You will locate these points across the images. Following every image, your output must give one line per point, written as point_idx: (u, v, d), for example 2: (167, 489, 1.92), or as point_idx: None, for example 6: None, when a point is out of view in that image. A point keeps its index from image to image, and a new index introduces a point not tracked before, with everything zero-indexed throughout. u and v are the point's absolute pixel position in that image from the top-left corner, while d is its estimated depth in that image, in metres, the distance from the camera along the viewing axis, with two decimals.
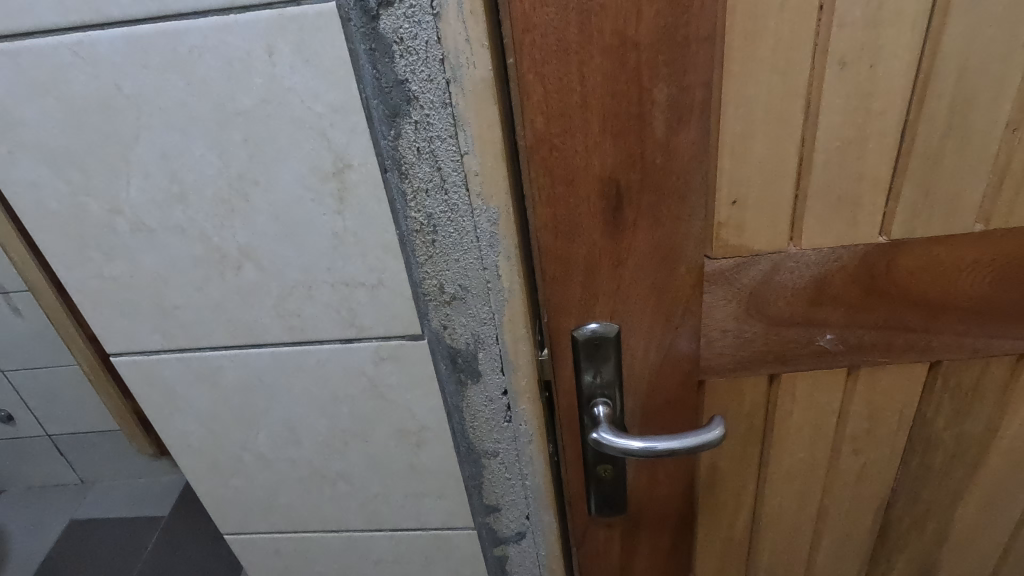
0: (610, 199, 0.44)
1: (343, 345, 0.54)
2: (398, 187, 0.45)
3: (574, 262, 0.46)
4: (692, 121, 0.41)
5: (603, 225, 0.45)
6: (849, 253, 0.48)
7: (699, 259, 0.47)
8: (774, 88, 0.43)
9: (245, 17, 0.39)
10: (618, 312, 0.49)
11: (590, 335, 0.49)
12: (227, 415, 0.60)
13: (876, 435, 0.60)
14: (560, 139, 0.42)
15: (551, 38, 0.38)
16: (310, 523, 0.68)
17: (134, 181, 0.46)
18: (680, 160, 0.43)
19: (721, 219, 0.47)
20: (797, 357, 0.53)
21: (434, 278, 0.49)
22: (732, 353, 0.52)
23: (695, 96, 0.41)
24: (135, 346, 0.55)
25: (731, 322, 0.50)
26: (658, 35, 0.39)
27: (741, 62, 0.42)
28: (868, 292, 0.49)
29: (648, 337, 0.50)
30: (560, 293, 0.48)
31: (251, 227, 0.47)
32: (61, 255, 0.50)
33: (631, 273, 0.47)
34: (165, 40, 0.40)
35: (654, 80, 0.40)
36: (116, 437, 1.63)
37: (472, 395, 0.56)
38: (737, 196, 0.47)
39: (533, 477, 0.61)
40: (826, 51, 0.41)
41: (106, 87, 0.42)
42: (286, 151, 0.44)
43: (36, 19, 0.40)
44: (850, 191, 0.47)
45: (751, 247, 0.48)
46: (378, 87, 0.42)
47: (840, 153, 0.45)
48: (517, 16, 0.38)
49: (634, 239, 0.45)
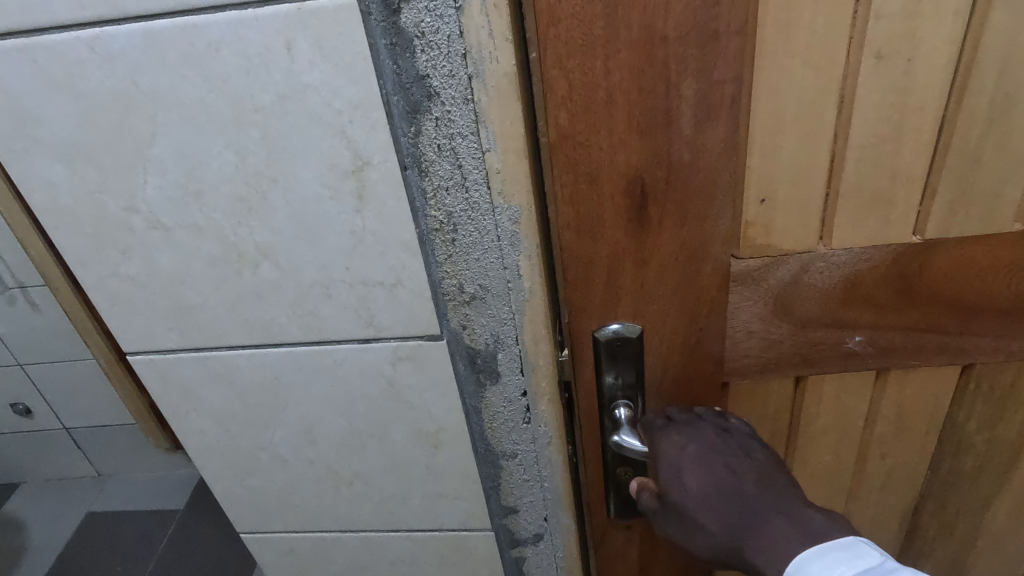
0: (635, 197, 0.43)
1: (360, 345, 0.53)
2: (419, 185, 0.45)
3: (596, 261, 0.45)
4: (721, 117, 0.40)
5: (627, 224, 0.44)
6: (881, 253, 0.47)
7: (726, 259, 0.46)
8: (807, 84, 0.42)
9: (264, 12, 0.38)
10: (640, 312, 0.47)
11: (613, 336, 0.48)
12: (244, 415, 0.59)
13: (905, 440, 0.59)
14: (584, 137, 0.40)
15: (577, 33, 0.37)
16: (326, 523, 0.68)
17: (151, 179, 0.45)
18: (708, 157, 0.41)
19: (749, 218, 0.47)
20: (823, 359, 0.51)
21: (453, 278, 0.49)
22: (756, 355, 0.51)
23: (724, 92, 0.39)
24: (151, 345, 0.55)
25: (757, 323, 0.49)
26: (688, 28, 0.37)
27: (772, 56, 0.41)
28: (899, 294, 0.48)
29: (672, 339, 0.49)
30: (581, 294, 0.47)
31: (268, 226, 0.47)
32: (77, 252, 0.49)
33: (655, 273, 0.46)
34: (182, 35, 0.39)
35: (683, 74, 0.38)
36: (131, 430, 1.64)
37: (491, 397, 0.56)
38: (766, 194, 0.46)
39: (552, 478, 0.61)
40: (862, 44, 0.40)
41: (123, 83, 0.41)
42: (304, 147, 0.43)
43: (53, 14, 0.39)
44: (883, 190, 0.45)
45: (779, 247, 0.47)
46: (398, 83, 0.41)
47: (874, 149, 0.44)
48: (542, 9, 0.37)
49: (659, 238, 0.44)
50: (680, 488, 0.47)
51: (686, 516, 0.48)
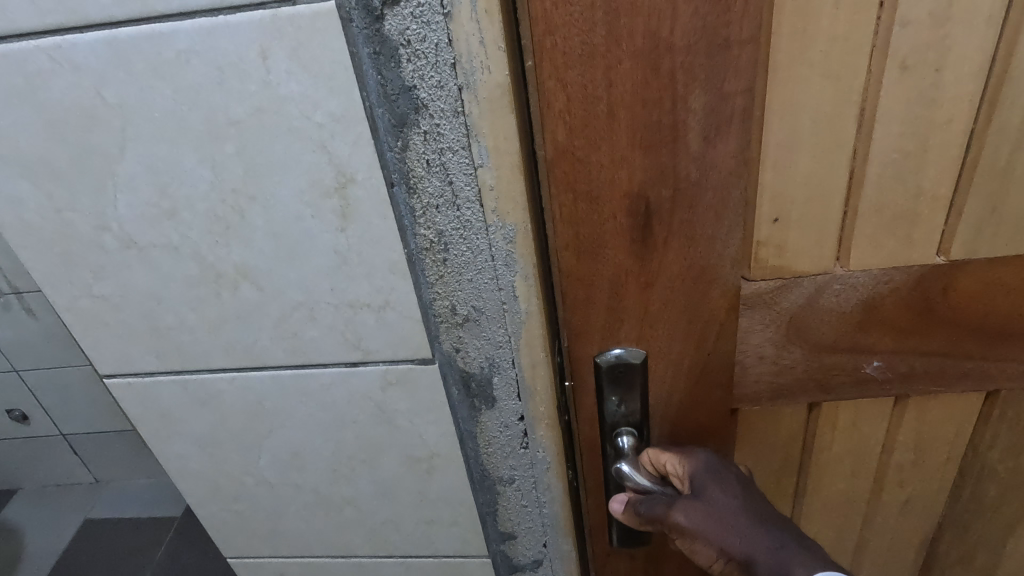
0: (639, 217, 0.39)
1: (347, 369, 0.50)
2: (407, 204, 0.42)
3: (597, 285, 0.42)
4: (732, 132, 0.36)
5: (629, 246, 0.40)
6: (903, 275, 0.43)
7: (737, 281, 0.42)
8: (825, 96, 0.39)
9: (235, 18, 0.35)
10: (645, 337, 0.44)
11: (615, 361, 0.45)
12: (228, 439, 0.56)
13: (924, 468, 0.56)
14: (582, 152, 0.37)
15: (575, 40, 0.34)
16: (316, 548, 0.65)
17: (122, 197, 0.42)
18: (717, 175, 0.38)
19: (760, 238, 0.44)
20: (840, 386, 0.48)
21: (445, 299, 0.46)
22: (769, 382, 0.48)
23: (736, 105, 0.36)
24: (128, 367, 0.52)
25: (770, 348, 0.46)
26: (697, 35, 0.34)
27: (787, 64, 0.38)
28: (922, 319, 0.44)
29: (678, 366, 0.45)
30: (580, 319, 0.43)
31: (248, 245, 0.44)
32: (47, 272, 0.47)
33: (661, 297, 0.42)
34: (150, 44, 0.36)
35: (691, 85, 0.35)
36: (129, 436, 1.61)
37: (487, 421, 0.53)
38: (779, 213, 0.43)
39: (552, 504, 0.58)
40: (886, 52, 0.37)
41: (88, 95, 0.38)
42: (283, 163, 0.40)
43: (10, 22, 0.36)
44: (906, 209, 0.42)
45: (794, 268, 0.44)
46: (383, 95, 0.38)
47: (896, 166, 0.41)
48: (537, 16, 0.33)
49: (664, 261, 0.41)
50: (725, 490, 0.44)
51: (724, 510, 0.43)
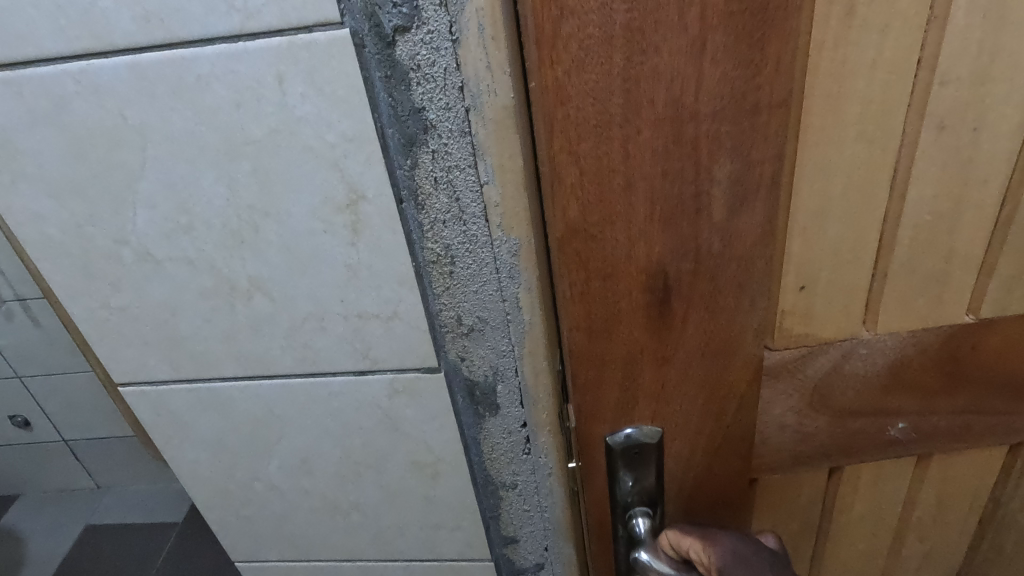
0: (657, 293, 0.35)
1: (356, 377, 0.52)
2: (415, 219, 0.44)
3: (609, 365, 0.38)
4: (758, 202, 0.33)
5: (645, 323, 0.36)
6: (930, 336, 0.43)
7: (758, 352, 0.39)
8: (858, 157, 0.38)
9: (254, 44, 0.37)
10: (660, 415, 0.40)
11: (627, 443, 0.41)
12: (237, 445, 0.58)
13: (944, 521, 0.58)
14: (597, 229, 0.33)
15: (589, 109, 0.30)
16: (322, 552, 0.66)
17: (140, 212, 0.44)
18: (742, 246, 0.34)
19: (786, 306, 0.42)
20: (862, 449, 0.48)
21: (451, 310, 0.48)
22: (790, 449, 0.46)
23: (763, 172, 0.32)
24: (143, 376, 0.53)
25: (792, 416, 0.45)
26: (725, 102, 0.30)
27: (818, 132, 0.37)
28: (947, 377, 0.45)
29: (694, 443, 0.42)
30: (591, 400, 0.40)
31: (261, 259, 0.46)
32: (66, 284, 0.48)
33: (678, 374, 0.39)
34: (171, 68, 0.38)
35: (717, 153, 0.31)
36: (131, 442, 1.62)
37: (490, 428, 0.55)
38: (806, 280, 0.42)
39: (553, 508, 0.60)
40: (923, 113, 0.36)
41: (111, 116, 0.40)
42: (297, 181, 0.42)
43: (38, 47, 0.38)
44: (937, 269, 0.42)
45: (819, 336, 0.43)
46: (394, 116, 0.40)
47: (928, 229, 0.41)
48: (549, 85, 0.30)
49: (683, 337, 0.37)
50: None
51: None
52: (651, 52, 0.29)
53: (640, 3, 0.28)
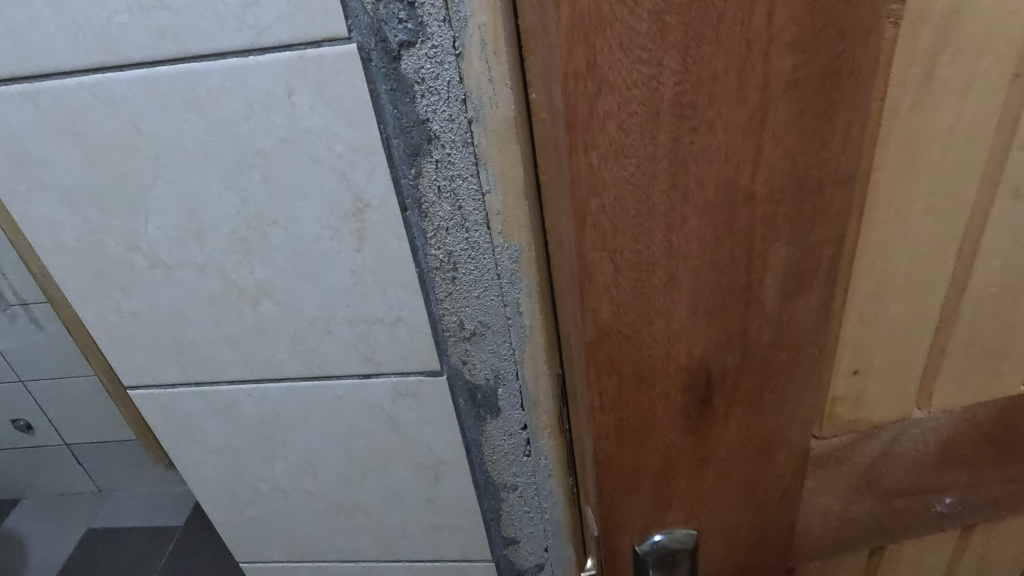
0: (698, 392, 0.30)
1: (360, 380, 0.53)
2: (419, 226, 0.45)
3: (642, 473, 0.33)
4: (814, 290, 0.29)
5: (683, 425, 0.31)
6: (986, 410, 0.38)
7: (804, 442, 0.35)
8: (928, 228, 0.32)
9: (265, 59, 0.38)
10: (694, 516, 0.35)
11: (658, 551, 0.35)
12: (243, 447, 0.59)
13: None
14: (634, 329, 0.28)
15: (628, 193, 0.25)
16: (325, 553, 0.67)
17: (152, 220, 0.45)
18: (793, 336, 0.30)
19: (836, 394, 0.37)
20: (903, 528, 0.41)
21: (453, 315, 0.49)
22: (828, 542, 0.40)
23: (822, 254, 0.28)
24: (152, 379, 0.55)
25: (836, 505, 0.39)
26: (783, 179, 0.26)
27: (885, 207, 0.31)
28: (1000, 449, 0.40)
29: (727, 541, 0.36)
30: (619, 511, 0.34)
31: (269, 264, 0.47)
32: (78, 289, 0.50)
33: (716, 475, 0.33)
34: (185, 81, 0.39)
35: (771, 240, 0.27)
36: (133, 446, 1.63)
37: (492, 431, 0.56)
38: (859, 365, 0.36)
39: (553, 510, 0.61)
40: (997, 180, 0.31)
41: (125, 127, 0.41)
42: (304, 189, 0.43)
43: (57, 60, 0.39)
44: (999, 342, 0.37)
45: (870, 420, 0.38)
46: (399, 127, 0.41)
47: (993, 300, 0.35)
48: (581, 176, 0.25)
49: (724, 435, 0.32)
50: None
51: None
52: (706, 129, 0.24)
53: (690, 74, 0.23)
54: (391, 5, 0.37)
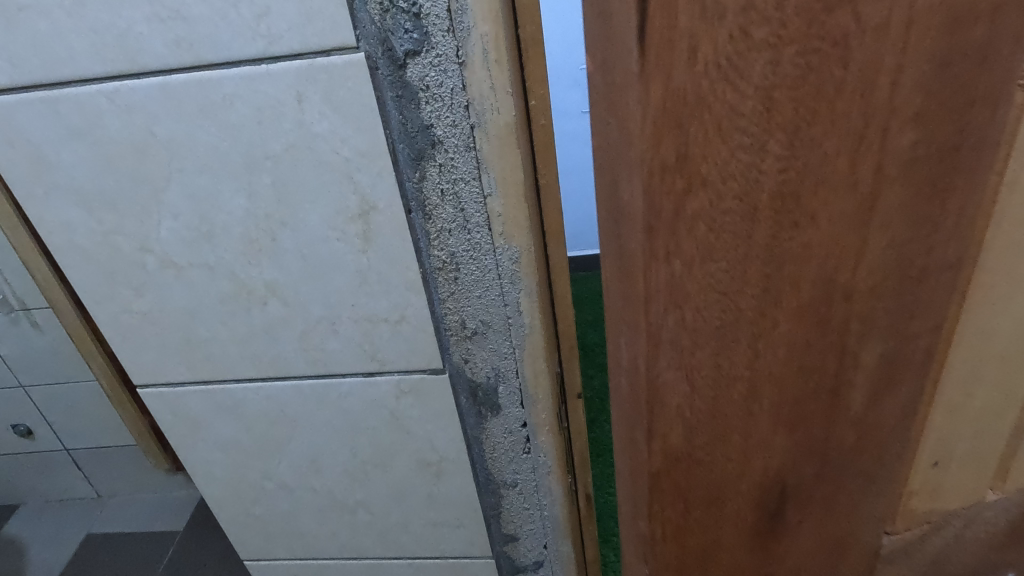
0: (769, 484, 0.33)
1: (365, 378, 0.54)
2: (423, 228, 0.46)
3: (710, 554, 0.36)
4: (898, 381, 0.31)
5: (756, 512, 0.34)
6: None
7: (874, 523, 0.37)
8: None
9: (275, 67, 0.40)
10: None
11: None
12: (249, 444, 0.60)
13: None
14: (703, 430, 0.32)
15: (713, 309, 0.28)
16: (329, 550, 0.69)
17: (165, 222, 0.47)
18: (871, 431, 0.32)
19: (915, 485, 0.38)
20: None
21: (455, 314, 0.51)
22: None
23: (911, 351, 0.30)
24: (161, 378, 0.56)
25: None
26: (880, 272, 0.27)
27: (984, 287, 0.31)
28: None
29: None
30: None
31: (277, 265, 0.48)
32: (92, 288, 0.51)
33: (783, 556, 0.36)
34: (200, 88, 0.41)
35: (862, 340, 0.29)
36: (133, 452, 1.53)
37: (492, 428, 0.58)
38: (940, 457, 0.37)
39: (552, 506, 0.63)
40: None
41: (140, 132, 0.43)
42: (312, 192, 0.45)
43: (76, 68, 0.41)
44: None
45: (945, 508, 0.39)
46: (404, 132, 0.43)
47: None
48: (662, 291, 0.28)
49: (794, 522, 0.35)
50: None
51: None
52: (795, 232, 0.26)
53: (795, 162, 0.24)
54: (397, 15, 0.39)
